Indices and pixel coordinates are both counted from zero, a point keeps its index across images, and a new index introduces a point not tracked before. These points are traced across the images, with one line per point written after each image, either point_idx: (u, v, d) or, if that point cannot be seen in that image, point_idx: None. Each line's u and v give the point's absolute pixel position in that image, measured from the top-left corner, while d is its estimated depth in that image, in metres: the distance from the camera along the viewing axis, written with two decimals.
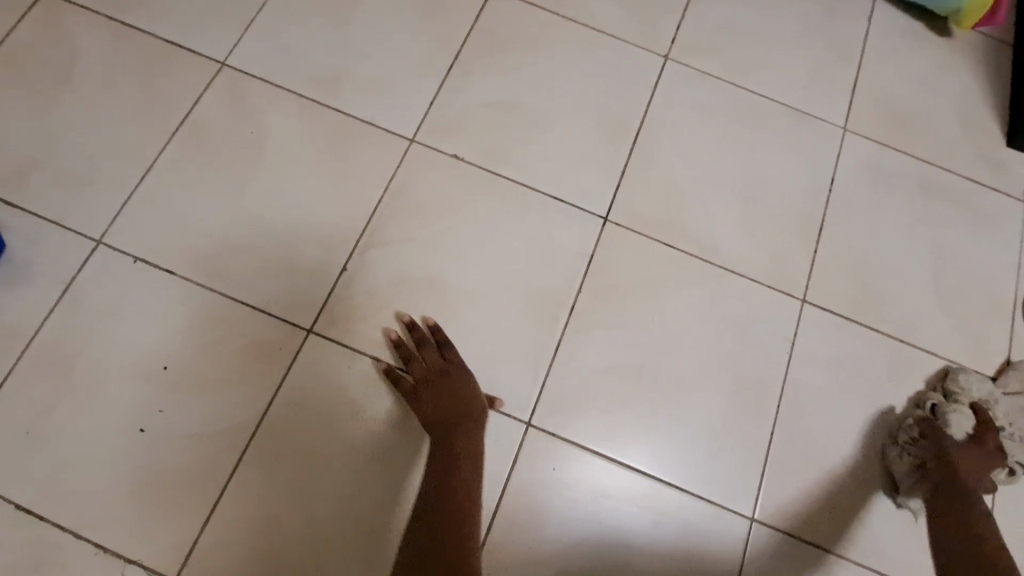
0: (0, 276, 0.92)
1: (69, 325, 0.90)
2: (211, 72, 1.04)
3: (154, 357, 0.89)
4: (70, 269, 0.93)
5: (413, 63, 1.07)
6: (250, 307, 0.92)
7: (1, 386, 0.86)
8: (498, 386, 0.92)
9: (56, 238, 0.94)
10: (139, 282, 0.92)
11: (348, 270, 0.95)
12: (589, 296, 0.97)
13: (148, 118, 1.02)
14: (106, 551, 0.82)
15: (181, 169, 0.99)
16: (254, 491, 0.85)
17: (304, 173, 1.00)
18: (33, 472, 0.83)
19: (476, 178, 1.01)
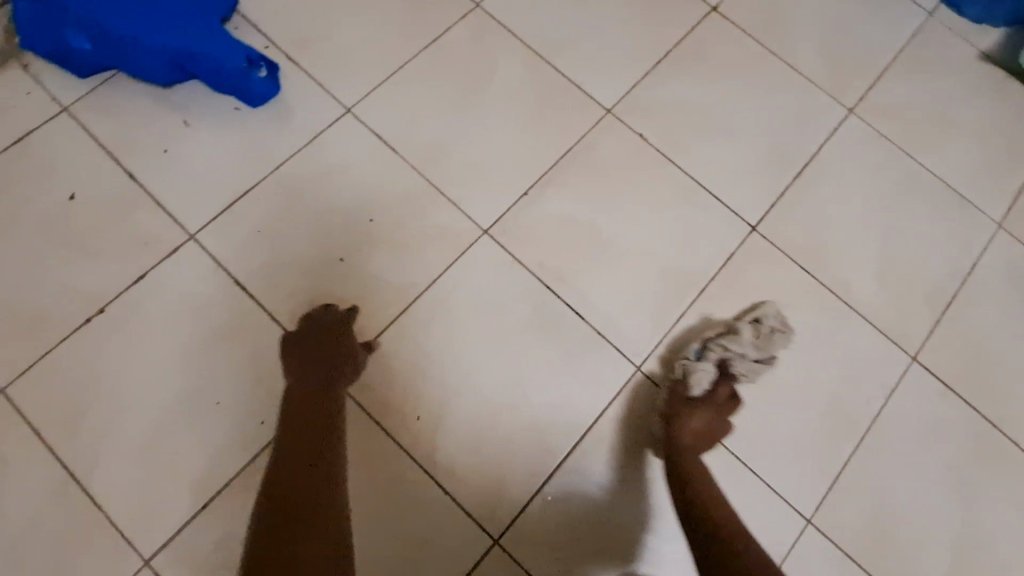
0: (270, 110, 1.14)
1: (310, 165, 1.11)
2: (466, 7, 1.24)
3: (365, 210, 1.09)
4: (321, 123, 1.14)
5: (627, 51, 1.24)
6: (445, 198, 1.11)
7: (251, 191, 1.08)
8: (623, 331, 1.06)
9: (317, 95, 1.16)
10: (370, 151, 1.13)
11: (527, 196, 1.13)
12: (720, 285, 1.10)
13: (408, 28, 1.22)
14: None
15: (422, 77, 1.18)
16: (410, 337, 1.03)
17: (516, 109, 1.18)
18: (256, 263, 1.04)
19: (653, 159, 1.17)
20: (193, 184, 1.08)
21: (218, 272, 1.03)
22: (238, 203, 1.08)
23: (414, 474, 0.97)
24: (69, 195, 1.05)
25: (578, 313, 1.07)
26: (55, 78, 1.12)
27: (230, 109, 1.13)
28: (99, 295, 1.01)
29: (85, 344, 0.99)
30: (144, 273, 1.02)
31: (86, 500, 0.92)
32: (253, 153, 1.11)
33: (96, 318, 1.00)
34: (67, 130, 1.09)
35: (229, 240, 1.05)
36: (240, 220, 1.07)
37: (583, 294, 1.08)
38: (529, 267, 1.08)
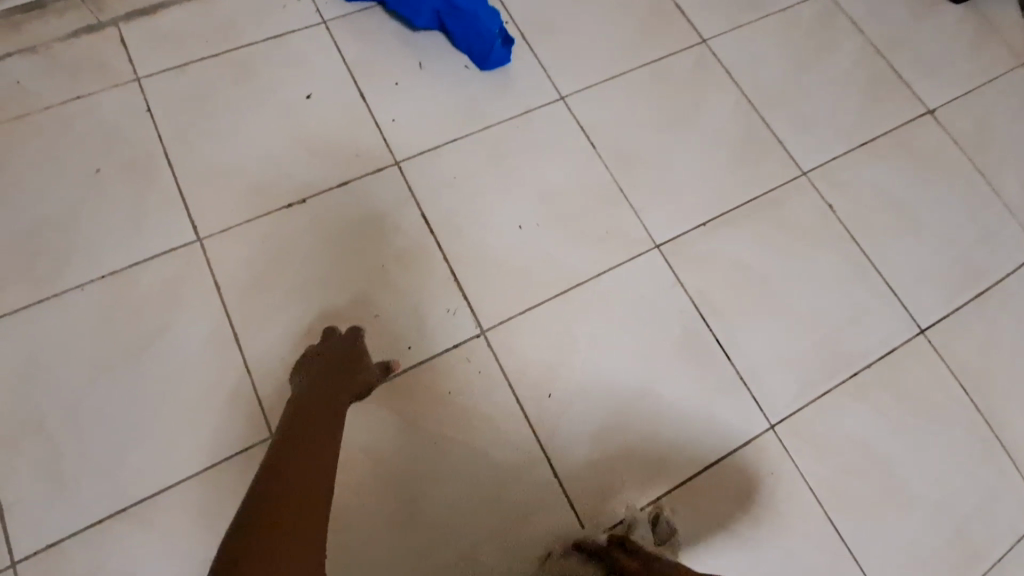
0: (493, 77, 1.22)
1: (515, 134, 1.17)
2: (693, 41, 1.30)
3: (551, 188, 1.13)
4: (536, 101, 1.20)
5: (833, 127, 1.26)
6: (628, 203, 1.13)
7: (458, 140, 1.16)
8: (766, 384, 1.02)
9: (539, 76, 1.23)
10: (570, 139, 1.18)
11: (704, 227, 1.12)
12: (875, 376, 1.06)
13: (635, 43, 1.28)
14: (455, 283, 1.06)
15: (636, 89, 1.24)
16: (563, 319, 1.04)
17: (717, 143, 1.20)
18: (446, 205, 1.11)
19: (836, 231, 1.16)
20: (412, 119, 1.17)
21: (410, 203, 1.11)
22: (444, 148, 1.15)
23: (526, 460, 0.96)
24: (307, 96, 1.16)
25: (726, 352, 1.03)
26: None
27: (461, 65, 1.22)
28: (304, 187, 1.10)
29: (280, 225, 1.07)
30: (349, 180, 1.11)
31: (240, 360, 0.99)
32: (470, 110, 1.18)
33: (296, 206, 1.09)
34: (321, 41, 1.21)
35: (427, 176, 1.13)
36: (443, 163, 1.14)
37: (737, 334, 1.04)
38: (691, 292, 1.06)
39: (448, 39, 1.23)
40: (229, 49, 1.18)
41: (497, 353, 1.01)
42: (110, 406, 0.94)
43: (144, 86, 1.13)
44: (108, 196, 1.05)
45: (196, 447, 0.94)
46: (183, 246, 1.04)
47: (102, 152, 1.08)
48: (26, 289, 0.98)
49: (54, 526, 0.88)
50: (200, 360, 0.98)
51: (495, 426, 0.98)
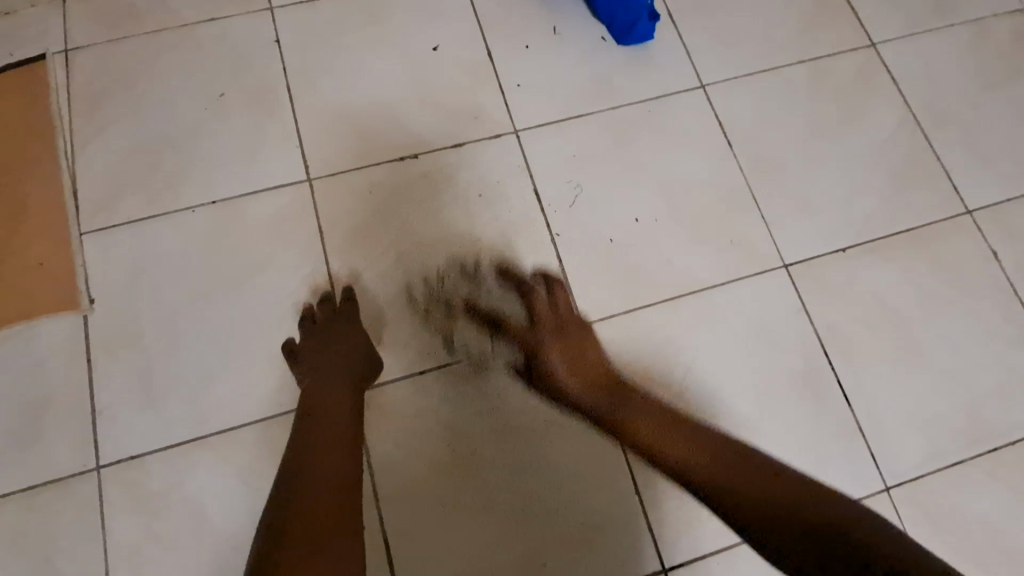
0: (631, 55, 1.12)
1: (645, 120, 1.08)
2: (861, 44, 1.15)
3: (677, 184, 1.04)
4: (673, 86, 1.10)
5: (1013, 162, 1.09)
6: (759, 214, 1.03)
7: (583, 117, 1.08)
8: (888, 440, 0.92)
9: (681, 60, 1.12)
10: (706, 133, 1.08)
11: (845, 253, 1.01)
12: (1020, 457, 0.92)
13: (794, 37, 1.15)
14: (559, 268, 0.99)
15: (787, 89, 1.11)
16: (670, 328, 0.97)
17: (869, 164, 1.07)
18: (562, 183, 1.04)
19: (997, 283, 1.01)
20: (537, 87, 1.10)
21: (524, 176, 1.04)
22: (568, 123, 1.08)
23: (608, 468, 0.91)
24: (433, 47, 1.11)
25: (846, 397, 0.94)
26: None
27: (597, 37, 1.13)
28: (418, 142, 1.06)
29: (389, 178, 1.04)
30: (465, 143, 1.06)
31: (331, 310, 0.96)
32: (601, 87, 1.10)
33: (408, 160, 1.05)
34: None
35: (546, 151, 1.06)
36: (564, 138, 1.07)
37: (863, 379, 0.95)
38: (817, 324, 0.97)
39: (587, 7, 1.13)
40: None
41: None
42: (203, 332, 0.94)
43: (276, 15, 1.10)
44: (227, 122, 1.04)
45: (277, 390, 0.92)
46: (292, 184, 1.02)
47: (227, 77, 1.06)
48: (141, 203, 0.99)
49: (138, 440, 0.89)
50: (294, 303, 0.96)
51: (518, 387, 0.94)
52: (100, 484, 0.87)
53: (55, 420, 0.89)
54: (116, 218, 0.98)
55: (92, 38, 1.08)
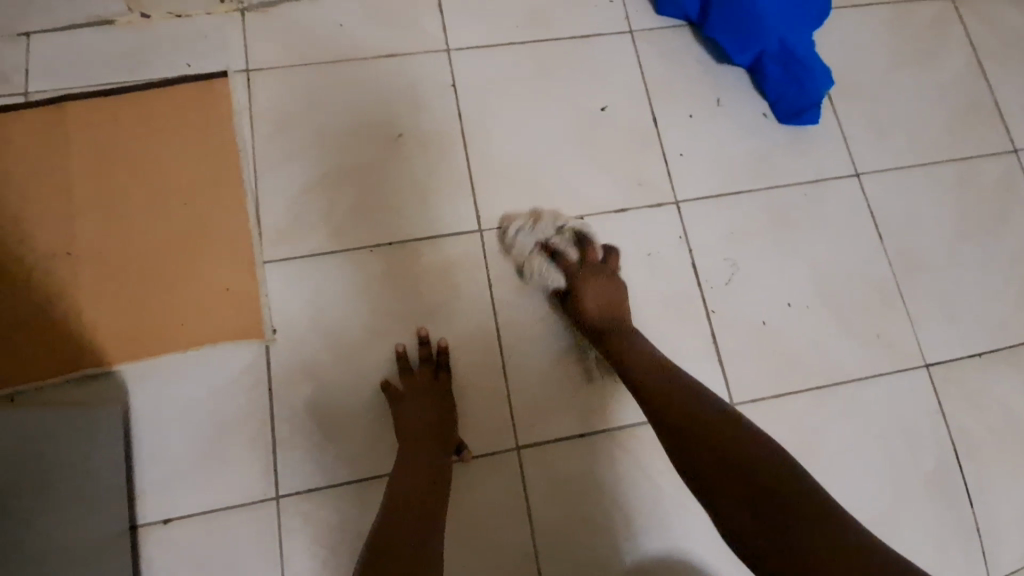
0: (790, 136, 1.15)
1: (800, 203, 1.12)
2: (1009, 148, 1.18)
3: (826, 271, 1.08)
4: (828, 173, 1.14)
5: None
6: (903, 310, 1.07)
7: (741, 193, 1.11)
8: (1006, 545, 0.98)
9: (837, 147, 1.15)
10: (857, 223, 1.11)
11: (982, 358, 1.06)
12: None
13: (946, 135, 1.18)
14: (713, 345, 1.03)
15: (936, 185, 1.15)
16: (814, 415, 1.01)
17: (1009, 270, 1.11)
18: (720, 259, 1.07)
19: None
20: (700, 158, 1.12)
21: (684, 247, 1.07)
22: (727, 197, 1.11)
23: None
24: (601, 108, 1.13)
25: (973, 500, 1.00)
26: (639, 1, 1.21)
27: (758, 112, 1.16)
28: (584, 203, 1.07)
29: None
30: (629, 207, 1.08)
31: (499, 362, 0.99)
32: (760, 165, 1.13)
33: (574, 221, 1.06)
34: (624, 51, 1.17)
35: (705, 224, 1.09)
36: (723, 214, 1.10)
37: (989, 485, 1.01)
38: (951, 425, 1.03)
39: (752, 81, 1.17)
40: (537, 38, 1.16)
41: None
42: (375, 372, 0.97)
43: (452, 57, 1.13)
44: (403, 163, 1.07)
45: None
46: (464, 233, 1.04)
47: (404, 117, 1.10)
48: (322, 237, 1.02)
49: (314, 472, 0.92)
50: (464, 353, 0.99)
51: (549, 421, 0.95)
52: (281, 512, 0.90)
53: (236, 444, 0.92)
54: (298, 249, 1.01)
55: (273, 61, 1.10)
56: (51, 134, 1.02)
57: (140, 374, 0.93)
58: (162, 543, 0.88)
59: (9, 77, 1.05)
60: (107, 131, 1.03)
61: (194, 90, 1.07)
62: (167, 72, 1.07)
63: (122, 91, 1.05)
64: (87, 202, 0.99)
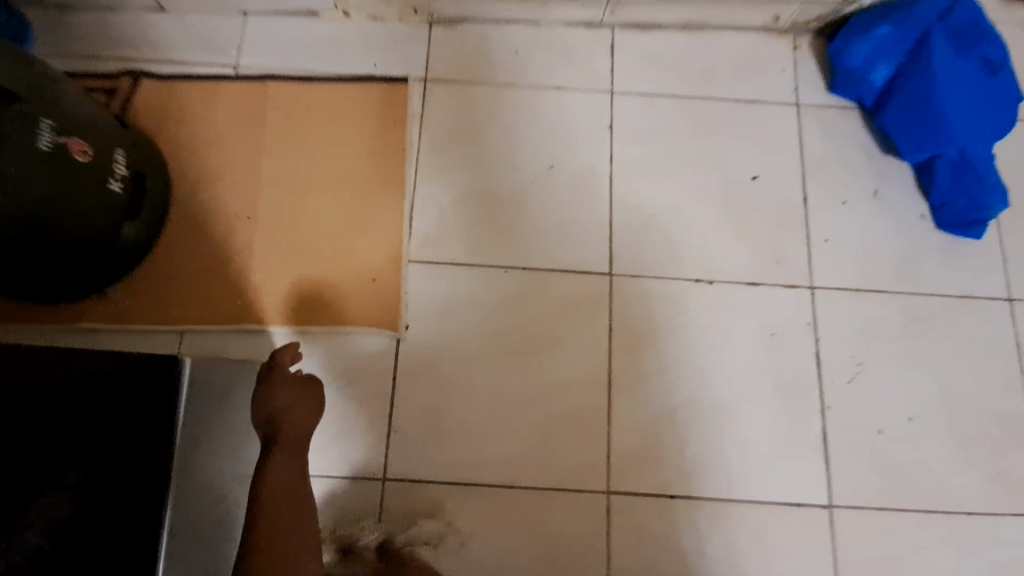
0: (948, 244, 1.11)
1: (943, 316, 1.07)
2: None
3: (955, 392, 1.04)
4: (980, 291, 1.09)
5: None
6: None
7: (881, 293, 1.08)
8: None
9: (997, 266, 1.10)
10: (1002, 351, 1.06)
11: None
12: None
13: None
14: (823, 442, 1.02)
15: None
16: (913, 537, 0.98)
17: None
18: (848, 357, 1.05)
19: None
20: (844, 248, 1.10)
21: (812, 336, 1.06)
22: (866, 295, 1.08)
23: None
24: (754, 176, 1.12)
25: None
26: (814, 74, 1.19)
27: (916, 213, 1.12)
28: (718, 270, 1.08)
29: (681, 295, 1.07)
30: (762, 283, 1.08)
31: (603, 406, 1.02)
32: (908, 268, 1.09)
33: (702, 284, 1.08)
34: (787, 123, 1.16)
35: (837, 318, 1.07)
36: (858, 310, 1.07)
37: None
38: None
39: (916, 179, 1.13)
40: (700, 95, 1.16)
41: (833, 534, 0.99)
42: (489, 388, 1.03)
43: (615, 99, 1.16)
44: (550, 194, 1.12)
45: (536, 463, 1.00)
46: (595, 273, 1.07)
47: (559, 150, 1.14)
48: (463, 250, 1.09)
49: (417, 465, 1.00)
50: (572, 389, 1.03)
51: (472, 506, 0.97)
52: (382, 493, 0.98)
53: (356, 422, 1.01)
54: (440, 256, 1.08)
55: (448, 74, 1.17)
56: (251, 107, 1.14)
57: (286, 340, 1.03)
58: None
59: (224, 48, 1.17)
60: (297, 114, 1.14)
61: (378, 90, 1.16)
62: (356, 69, 1.17)
63: (317, 79, 1.16)
64: (270, 175, 1.11)
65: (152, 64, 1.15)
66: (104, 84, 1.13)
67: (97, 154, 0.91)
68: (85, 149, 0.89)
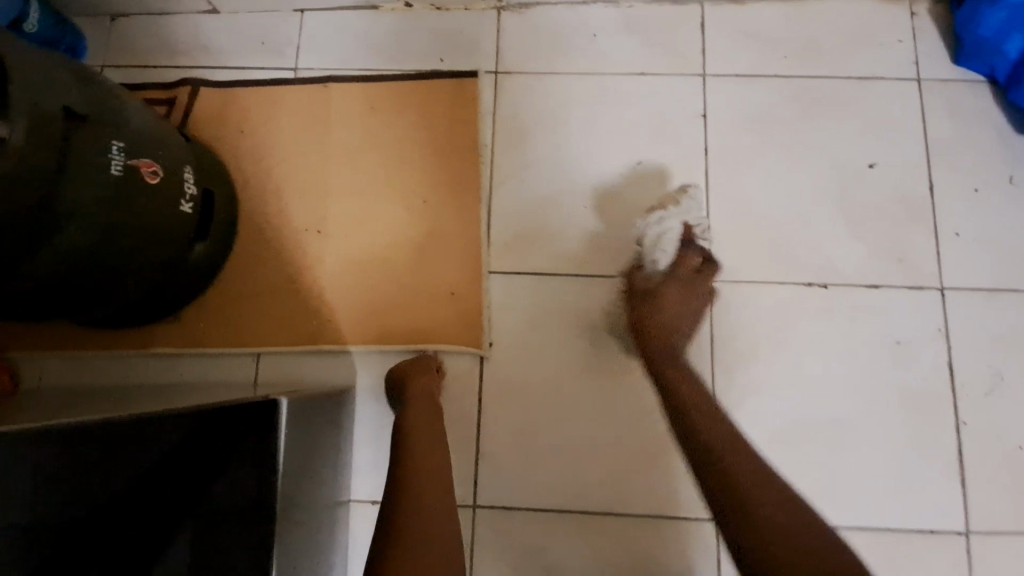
0: None
1: None
2: None
3: None
4: None
5: None
6: None
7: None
8: None
9: None
10: None
11: None
12: None
13: None
14: (958, 463, 0.91)
15: None
16: None
17: None
18: (986, 367, 0.93)
19: None
20: (979, 243, 0.97)
21: (944, 343, 0.94)
22: (1006, 296, 0.95)
23: None
24: (870, 164, 1.01)
25: None
26: (936, 43, 1.04)
27: None
28: (832, 270, 0.97)
29: (792, 301, 0.96)
30: (883, 284, 0.96)
31: None
32: None
33: (816, 288, 0.96)
34: (905, 101, 1.03)
35: (973, 322, 0.95)
36: (998, 313, 0.95)
37: None
38: None
39: None
40: (804, 74, 1.05)
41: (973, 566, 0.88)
42: (581, 407, 0.96)
43: (708, 83, 1.05)
44: (639, 194, 1.02)
45: (634, 488, 0.93)
46: None
47: (647, 143, 1.03)
48: (548, 259, 1.01)
49: (509, 491, 0.94)
50: None
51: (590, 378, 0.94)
52: (474, 523, 0.93)
53: None
54: (522, 267, 1.00)
55: (521, 64, 1.08)
56: (313, 111, 1.07)
57: (366, 359, 0.99)
58: (367, 524, 0.94)
59: (282, 49, 1.10)
60: (362, 116, 1.07)
61: (446, 88, 1.08)
62: (422, 64, 1.09)
63: (381, 78, 1.08)
64: (337, 184, 1.05)
65: (209, 70, 1.10)
66: (162, 94, 1.08)
67: (166, 174, 0.84)
68: (156, 169, 0.82)
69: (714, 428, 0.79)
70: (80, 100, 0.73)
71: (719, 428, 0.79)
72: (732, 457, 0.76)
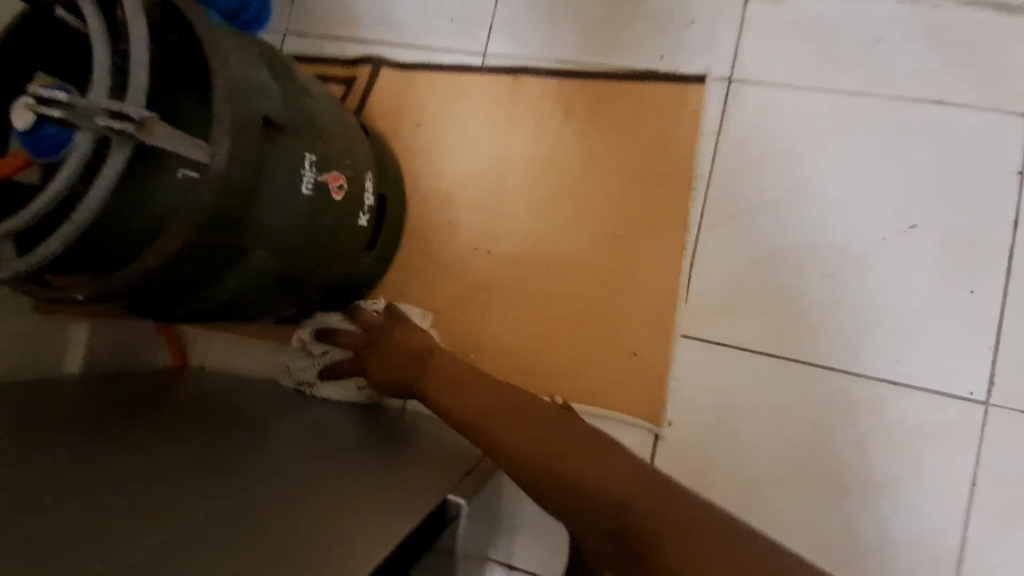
0: None
1: None
2: None
3: None
4: None
5: None
6: None
7: None
8: None
9: None
10: None
11: None
12: None
13: None
14: None
15: None
16: None
17: None
18: None
19: None
20: None
21: None
22: None
23: None
24: None
25: None
26: None
27: None
28: None
29: None
30: None
31: None
32: None
33: None
34: None
35: None
36: None
37: None
38: None
39: None
40: None
41: None
42: (773, 519, 0.78)
43: None
44: (901, 269, 0.78)
45: None
46: (962, 398, 0.76)
47: (926, 201, 0.79)
48: (765, 331, 0.82)
49: None
50: (903, 554, 0.75)
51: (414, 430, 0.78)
52: None
53: None
54: (729, 335, 0.83)
55: (767, 73, 0.85)
56: (501, 108, 0.92)
57: None
58: None
59: (474, 29, 0.95)
60: (557, 121, 0.90)
61: (664, 94, 0.87)
62: (637, 62, 0.89)
63: (586, 74, 0.90)
64: (517, 199, 0.91)
65: (393, 47, 0.97)
66: (341, 71, 0.98)
67: (350, 186, 0.75)
68: (341, 183, 0.73)
69: (520, 427, 0.58)
70: (279, 105, 0.64)
71: (540, 422, 0.59)
72: (570, 472, 0.53)
